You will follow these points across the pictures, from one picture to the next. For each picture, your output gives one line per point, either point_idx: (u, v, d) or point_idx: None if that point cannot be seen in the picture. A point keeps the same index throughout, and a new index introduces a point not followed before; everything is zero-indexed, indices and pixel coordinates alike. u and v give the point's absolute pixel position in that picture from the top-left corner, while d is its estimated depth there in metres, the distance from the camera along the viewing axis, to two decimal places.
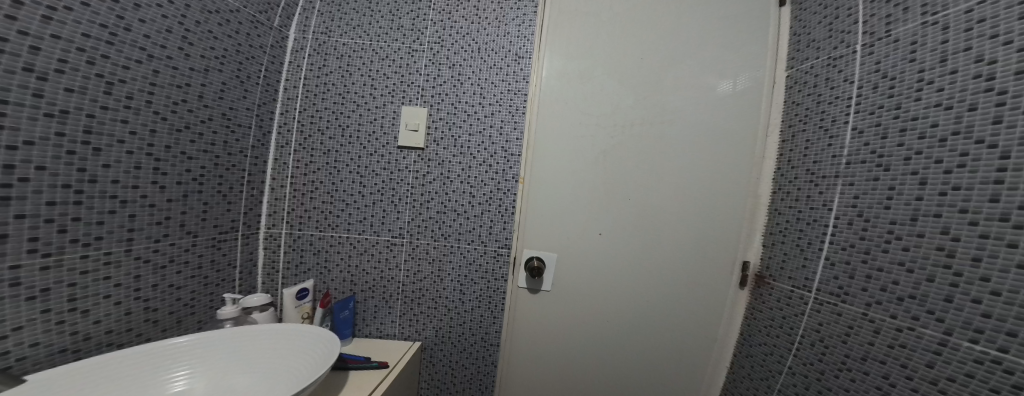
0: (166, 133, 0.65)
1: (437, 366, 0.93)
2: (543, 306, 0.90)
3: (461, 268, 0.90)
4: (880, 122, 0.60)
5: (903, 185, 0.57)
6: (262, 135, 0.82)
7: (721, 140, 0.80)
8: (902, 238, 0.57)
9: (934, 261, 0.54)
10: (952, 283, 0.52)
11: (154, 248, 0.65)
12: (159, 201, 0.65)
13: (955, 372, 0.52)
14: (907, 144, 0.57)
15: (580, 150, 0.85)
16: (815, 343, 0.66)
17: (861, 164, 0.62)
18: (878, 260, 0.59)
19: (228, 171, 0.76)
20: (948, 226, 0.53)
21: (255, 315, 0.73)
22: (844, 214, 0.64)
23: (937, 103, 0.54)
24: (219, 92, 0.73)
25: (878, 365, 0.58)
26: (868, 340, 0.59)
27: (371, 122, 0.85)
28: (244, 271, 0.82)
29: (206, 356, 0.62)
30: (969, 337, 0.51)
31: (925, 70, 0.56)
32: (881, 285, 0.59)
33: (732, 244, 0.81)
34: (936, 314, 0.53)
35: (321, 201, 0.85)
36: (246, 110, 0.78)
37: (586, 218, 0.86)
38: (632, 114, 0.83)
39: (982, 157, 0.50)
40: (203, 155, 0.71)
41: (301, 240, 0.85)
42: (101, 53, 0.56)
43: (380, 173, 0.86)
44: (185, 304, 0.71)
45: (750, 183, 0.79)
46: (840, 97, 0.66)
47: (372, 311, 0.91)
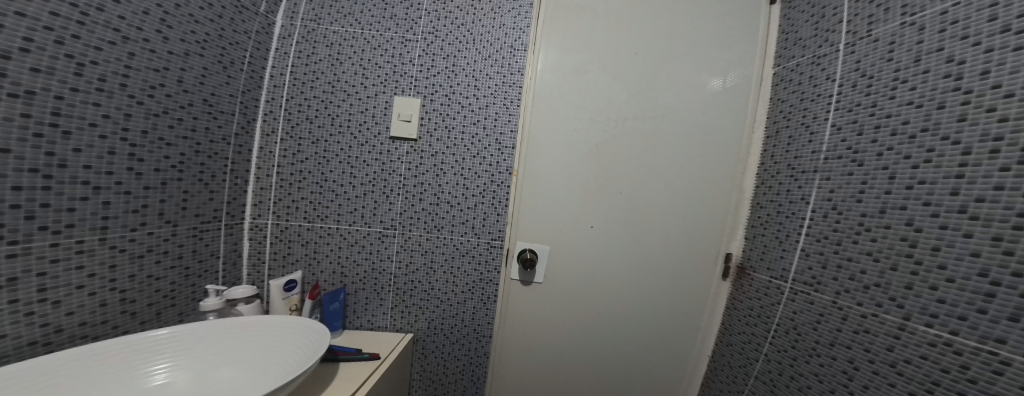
0: (142, 117, 0.64)
1: (429, 357, 0.97)
2: (534, 297, 0.92)
3: (456, 258, 0.92)
4: (857, 119, 0.61)
5: (873, 180, 0.59)
6: (246, 123, 0.82)
7: (711, 135, 0.81)
8: (871, 230, 0.59)
9: (897, 251, 0.56)
10: (912, 272, 0.54)
11: (132, 236, 0.65)
12: (136, 188, 0.65)
13: (911, 355, 0.54)
14: (880, 141, 0.58)
15: (573, 145, 0.86)
16: (789, 331, 0.68)
17: (838, 160, 0.64)
18: (848, 251, 0.61)
19: (209, 158, 0.76)
20: (913, 218, 0.54)
21: (241, 308, 0.75)
22: (820, 207, 0.66)
23: (909, 101, 0.55)
24: (199, 77, 0.72)
25: (844, 350, 0.61)
26: (836, 327, 0.62)
27: (361, 113, 0.85)
28: (227, 263, 0.82)
29: (190, 348, 0.65)
30: (924, 321, 0.53)
31: (900, 70, 0.57)
32: (850, 274, 0.61)
33: (718, 238, 0.83)
34: (897, 301, 0.55)
35: (310, 190, 0.85)
36: (227, 96, 0.77)
37: (577, 211, 0.87)
38: (624, 109, 0.84)
39: (946, 153, 0.52)
40: (183, 141, 0.71)
41: (288, 231, 0.86)
42: (70, 33, 0.55)
43: (370, 164, 0.86)
44: (165, 296, 0.71)
45: (738, 179, 0.81)
46: (822, 95, 0.67)
47: (363, 303, 0.94)
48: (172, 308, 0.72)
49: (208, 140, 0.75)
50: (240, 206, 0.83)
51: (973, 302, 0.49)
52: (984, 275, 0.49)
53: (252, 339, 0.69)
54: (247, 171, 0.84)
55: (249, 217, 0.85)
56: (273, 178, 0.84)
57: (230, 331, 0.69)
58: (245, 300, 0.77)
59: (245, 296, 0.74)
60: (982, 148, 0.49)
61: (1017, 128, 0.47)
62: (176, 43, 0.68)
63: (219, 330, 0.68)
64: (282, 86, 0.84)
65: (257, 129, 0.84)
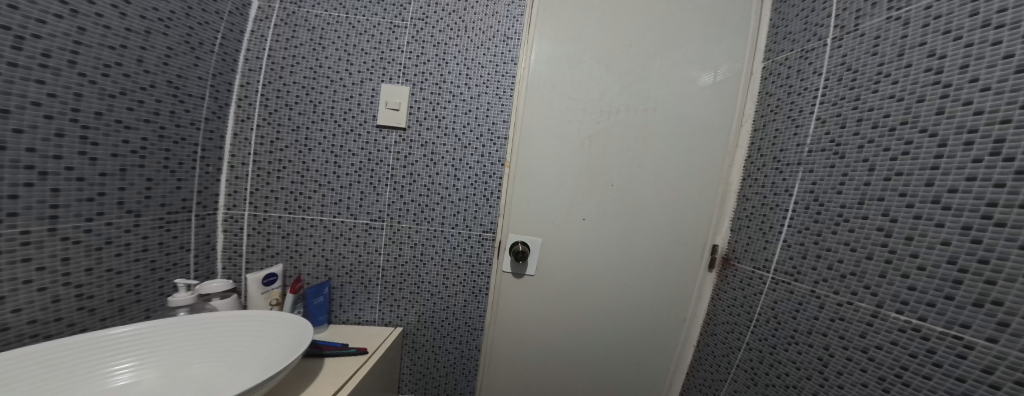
0: (95, 97, 0.59)
1: (419, 351, 0.96)
2: (526, 289, 0.92)
3: (447, 250, 0.91)
4: (840, 113, 0.64)
5: (853, 172, 0.61)
6: (218, 108, 0.76)
7: (700, 129, 0.83)
8: (850, 221, 0.61)
9: (874, 241, 0.58)
10: (887, 260, 0.56)
11: (86, 227, 0.60)
12: (91, 174, 0.60)
13: (883, 341, 0.56)
14: (862, 133, 0.60)
15: (566, 137, 0.86)
16: (769, 319, 0.71)
17: (821, 153, 0.65)
18: (828, 241, 0.63)
19: (176, 144, 0.70)
20: (888, 209, 0.57)
21: (216, 303, 0.72)
22: (802, 199, 0.68)
23: (891, 94, 0.57)
24: (163, 57, 0.67)
25: (820, 338, 0.63)
26: (814, 315, 0.64)
27: (346, 100, 0.81)
28: (200, 255, 0.77)
29: (157, 344, 0.61)
30: (896, 309, 0.55)
31: (884, 64, 0.59)
32: (828, 263, 0.63)
33: (705, 229, 0.85)
34: (872, 289, 0.58)
35: (290, 180, 0.81)
36: (195, 77, 0.72)
37: (569, 203, 0.88)
38: (616, 101, 0.84)
39: (923, 146, 0.54)
40: (144, 125, 0.65)
41: (267, 223, 0.82)
42: (8, 4, 0.50)
43: (356, 154, 0.83)
44: (130, 291, 0.66)
45: (725, 172, 0.83)
46: (808, 89, 0.69)
47: (349, 297, 0.92)
48: (137, 304, 0.67)
49: (174, 124, 0.70)
50: (212, 196, 0.78)
51: (941, 289, 0.52)
52: (953, 262, 0.51)
53: (224, 335, 0.66)
54: (220, 158, 0.78)
55: (223, 207, 0.79)
56: (249, 167, 0.78)
57: (200, 327, 0.65)
58: (219, 295, 0.74)
59: (222, 291, 0.70)
60: (958, 139, 0.51)
61: (992, 121, 0.49)
62: (135, 20, 0.62)
63: (186, 326, 0.64)
64: (258, 71, 0.79)
65: (229, 114, 0.78)
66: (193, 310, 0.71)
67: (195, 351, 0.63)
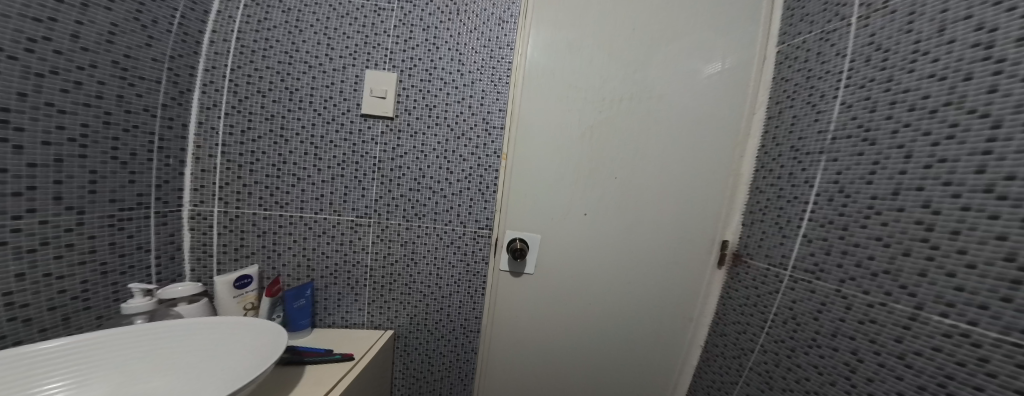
0: (17, 77, 0.50)
1: (412, 354, 0.91)
2: (524, 289, 0.86)
3: (440, 249, 0.85)
4: (869, 96, 0.59)
5: (886, 159, 0.57)
6: (178, 94, 0.67)
7: (708, 118, 0.78)
8: (882, 213, 0.57)
9: (912, 235, 0.54)
10: (929, 257, 0.52)
11: (13, 227, 0.51)
12: (17, 166, 0.51)
13: (922, 346, 0.52)
14: (896, 117, 0.56)
15: (567, 126, 0.81)
16: (787, 321, 0.67)
17: (847, 139, 0.61)
18: (856, 236, 0.59)
19: (126, 131, 0.61)
20: (930, 199, 0.52)
21: (181, 307, 0.66)
22: (825, 190, 0.64)
23: (931, 73, 0.53)
24: (108, 34, 0.58)
25: (847, 341, 0.59)
26: (840, 316, 0.60)
27: (326, 87, 0.74)
28: (163, 256, 0.68)
29: (109, 359, 0.55)
30: (939, 311, 0.51)
31: (921, 41, 0.54)
32: (856, 260, 0.59)
33: (713, 224, 0.81)
34: (909, 289, 0.54)
35: (265, 173, 0.73)
36: (146, 57, 0.62)
37: (570, 197, 0.83)
38: (620, 89, 0.79)
39: (972, 127, 0.49)
40: (84, 109, 0.56)
41: (240, 221, 0.74)
42: None
43: (339, 145, 0.77)
44: (76, 298, 0.57)
45: (734, 163, 0.79)
46: (831, 72, 0.65)
47: (335, 299, 0.86)
48: (86, 313, 0.58)
49: (123, 110, 0.61)
50: (176, 192, 0.69)
51: (996, 290, 0.48)
52: (1010, 258, 0.47)
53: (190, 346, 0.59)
54: (184, 150, 0.69)
55: (188, 202, 0.70)
56: (217, 159, 0.70)
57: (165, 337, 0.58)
58: (187, 300, 0.67)
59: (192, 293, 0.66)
60: (1015, 119, 0.47)
61: None
62: None
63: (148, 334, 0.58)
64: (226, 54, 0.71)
65: (195, 100, 0.69)
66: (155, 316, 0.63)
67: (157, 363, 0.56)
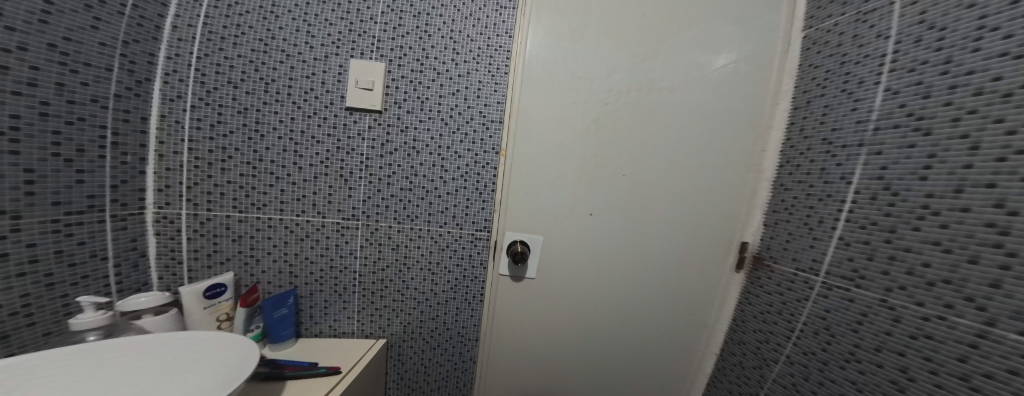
0: None
1: (407, 364, 0.84)
2: (526, 295, 0.80)
3: (435, 253, 0.79)
4: (921, 80, 0.53)
5: (947, 151, 0.51)
6: (134, 84, 0.58)
7: (725, 110, 0.73)
8: (941, 214, 0.51)
9: (980, 239, 0.48)
10: (1003, 266, 0.47)
11: None
12: None
13: (994, 369, 0.47)
14: (957, 103, 0.50)
15: (571, 119, 0.75)
16: (819, 331, 0.62)
17: (894, 129, 0.56)
18: (906, 240, 0.54)
19: (69, 124, 0.52)
20: (1005, 197, 0.46)
21: (143, 320, 0.59)
22: (867, 187, 0.58)
23: (1002, 51, 0.47)
24: (43, 12, 0.49)
25: (895, 357, 0.54)
26: (887, 329, 0.55)
27: (306, 77, 0.66)
28: (125, 266, 0.61)
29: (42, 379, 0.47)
30: (1018, 330, 0.46)
31: (986, 16, 0.48)
32: (906, 268, 0.53)
33: (730, 225, 0.75)
34: (977, 302, 0.48)
35: (239, 172, 0.66)
36: (92, 41, 0.53)
37: (574, 196, 0.77)
38: (629, 79, 0.73)
39: None
40: (14, 98, 0.47)
41: (212, 224, 0.67)
42: None
43: (322, 141, 0.70)
44: (16, 314, 0.49)
45: (753, 158, 0.73)
46: (871, 55, 0.59)
47: (321, 307, 0.79)
48: (28, 330, 0.50)
49: (65, 101, 0.52)
50: (137, 193, 0.61)
51: None
52: None
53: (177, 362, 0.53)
54: (146, 146, 0.61)
55: (152, 204, 0.63)
56: (184, 156, 0.63)
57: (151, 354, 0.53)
58: (153, 311, 0.61)
59: (153, 305, 0.59)
60: None
61: None
62: None
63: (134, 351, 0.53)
64: (191, 41, 0.62)
65: (157, 91, 0.61)
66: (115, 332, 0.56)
67: (134, 380, 0.50)
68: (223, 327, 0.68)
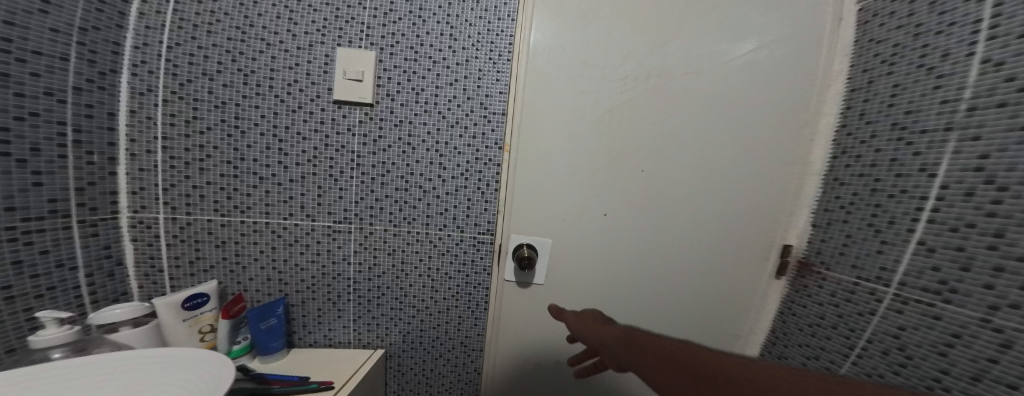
0: None
1: (408, 375, 0.78)
2: (532, 303, 0.73)
3: (434, 258, 0.72)
4: None
5: None
6: (99, 76, 0.52)
7: (761, 97, 0.64)
8: None
9: None
10: None
11: None
12: None
13: None
14: None
15: (583, 109, 0.67)
16: (891, 351, 0.54)
17: (996, 109, 0.46)
18: (1019, 246, 0.44)
19: (18, 120, 0.46)
20: None
21: (121, 333, 0.54)
22: (959, 181, 0.49)
23: None
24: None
25: (1003, 391, 0.45)
26: (989, 356, 0.46)
27: (290, 68, 0.60)
28: (101, 274, 0.57)
29: None
30: None
31: None
32: (1021, 283, 0.44)
33: (767, 225, 0.68)
34: None
35: (219, 172, 0.61)
36: (42, 26, 0.47)
37: (586, 195, 0.69)
38: (650, 64, 0.65)
39: None
40: None
41: (193, 229, 0.62)
42: None
43: (309, 138, 0.64)
44: None
45: (798, 151, 0.65)
46: (958, 22, 0.50)
47: (314, 316, 0.73)
48: None
49: (12, 94, 0.45)
50: (108, 196, 0.56)
51: None
52: None
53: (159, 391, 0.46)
54: (115, 145, 0.55)
55: (127, 208, 0.58)
56: (158, 155, 0.58)
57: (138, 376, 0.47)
58: (130, 323, 0.56)
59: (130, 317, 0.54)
60: None
61: None
62: None
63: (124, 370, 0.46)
64: (161, 29, 0.56)
65: (125, 84, 0.55)
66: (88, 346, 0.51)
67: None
68: (206, 339, 0.64)
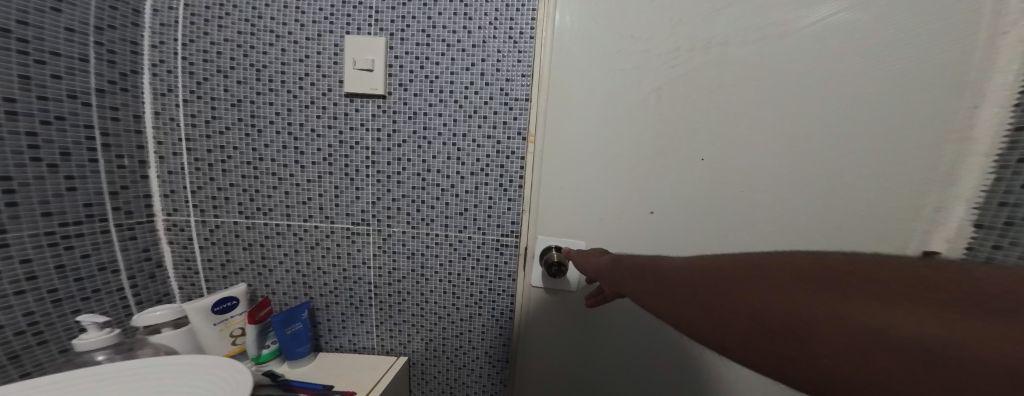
0: None
1: (432, 384, 0.73)
2: (566, 310, 0.66)
3: (455, 263, 0.66)
4: None
5: None
6: (120, 77, 0.53)
7: (880, 58, 0.50)
8: None
9: None
10: None
11: None
12: None
13: None
14: None
15: (624, 88, 0.55)
16: None
17: None
18: None
19: (45, 124, 0.45)
20: None
21: (161, 335, 0.55)
22: None
23: None
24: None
25: None
26: None
27: (300, 61, 0.58)
28: (143, 276, 0.60)
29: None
30: None
31: None
32: None
33: (872, 228, 0.56)
34: None
35: (241, 174, 0.61)
36: (56, 25, 0.45)
37: (628, 191, 0.59)
38: (716, 26, 0.52)
39: None
40: None
41: (221, 232, 0.63)
42: None
43: (323, 135, 0.61)
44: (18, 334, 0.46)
45: (941, 126, 0.52)
46: None
47: (338, 320, 0.72)
48: (41, 348, 0.48)
49: (36, 97, 0.44)
50: (142, 199, 0.58)
51: None
52: None
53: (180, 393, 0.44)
54: (144, 148, 0.57)
55: (161, 211, 0.61)
56: (183, 157, 0.59)
57: (166, 378, 0.46)
58: (171, 324, 0.57)
59: (168, 319, 0.55)
60: None
61: None
62: None
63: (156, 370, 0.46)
64: (175, 26, 0.56)
65: (147, 85, 0.56)
66: (132, 347, 0.53)
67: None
68: (237, 342, 0.64)
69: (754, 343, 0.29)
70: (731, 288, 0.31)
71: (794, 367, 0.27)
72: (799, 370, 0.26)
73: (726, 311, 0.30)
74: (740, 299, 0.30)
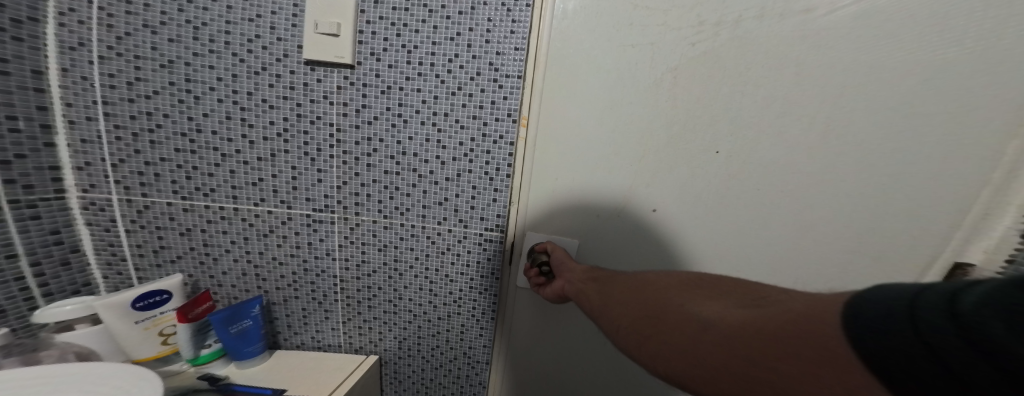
0: None
1: (405, 383, 0.67)
2: (556, 314, 0.60)
3: (432, 258, 0.59)
4: None
5: None
6: (13, 24, 0.44)
7: (925, 63, 0.45)
8: None
9: None
10: None
11: None
12: None
13: None
14: None
15: (634, 69, 0.49)
16: None
17: None
18: None
19: None
20: None
21: (70, 332, 0.48)
22: None
23: None
24: None
25: None
26: None
27: (249, 21, 0.48)
28: (54, 264, 0.51)
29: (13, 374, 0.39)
30: None
31: None
32: None
33: (887, 230, 0.53)
34: None
35: (173, 147, 0.52)
36: None
37: (630, 185, 0.53)
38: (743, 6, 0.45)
39: None
40: None
41: (152, 214, 0.55)
42: None
43: (277, 106, 0.51)
44: None
45: (986, 142, 0.47)
46: None
47: (300, 315, 0.63)
48: None
49: None
50: (47, 171, 0.50)
51: None
52: None
53: None
54: (47, 109, 0.49)
55: (75, 187, 0.52)
56: (100, 123, 0.50)
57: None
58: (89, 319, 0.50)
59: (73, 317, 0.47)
60: None
61: None
62: None
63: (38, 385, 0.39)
64: None
65: (52, 35, 0.47)
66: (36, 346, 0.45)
67: None
68: (169, 342, 0.55)
69: (630, 335, 0.34)
70: (637, 289, 0.38)
71: (653, 349, 0.32)
72: (658, 351, 0.31)
73: (622, 309, 0.37)
74: (637, 297, 0.37)
